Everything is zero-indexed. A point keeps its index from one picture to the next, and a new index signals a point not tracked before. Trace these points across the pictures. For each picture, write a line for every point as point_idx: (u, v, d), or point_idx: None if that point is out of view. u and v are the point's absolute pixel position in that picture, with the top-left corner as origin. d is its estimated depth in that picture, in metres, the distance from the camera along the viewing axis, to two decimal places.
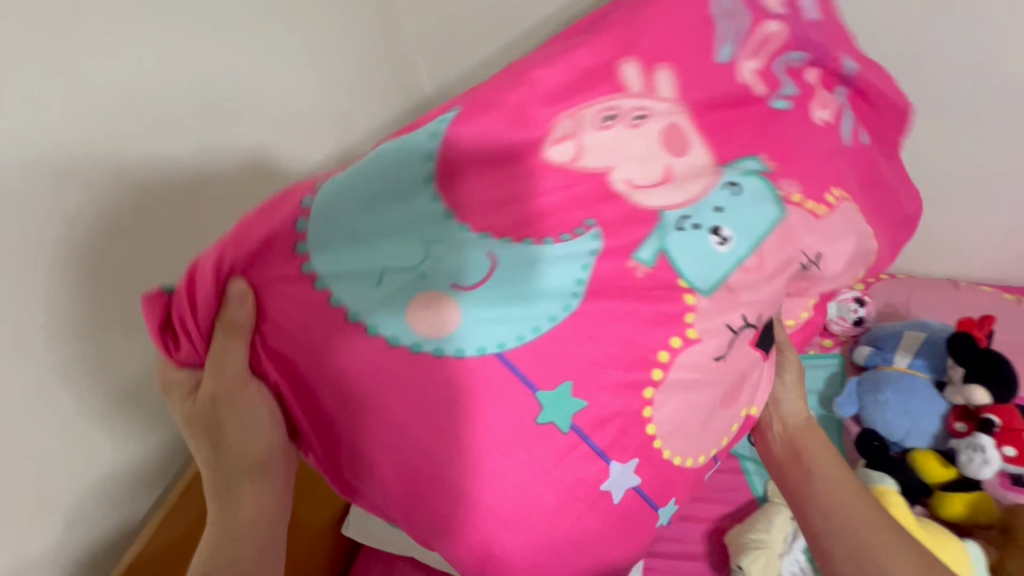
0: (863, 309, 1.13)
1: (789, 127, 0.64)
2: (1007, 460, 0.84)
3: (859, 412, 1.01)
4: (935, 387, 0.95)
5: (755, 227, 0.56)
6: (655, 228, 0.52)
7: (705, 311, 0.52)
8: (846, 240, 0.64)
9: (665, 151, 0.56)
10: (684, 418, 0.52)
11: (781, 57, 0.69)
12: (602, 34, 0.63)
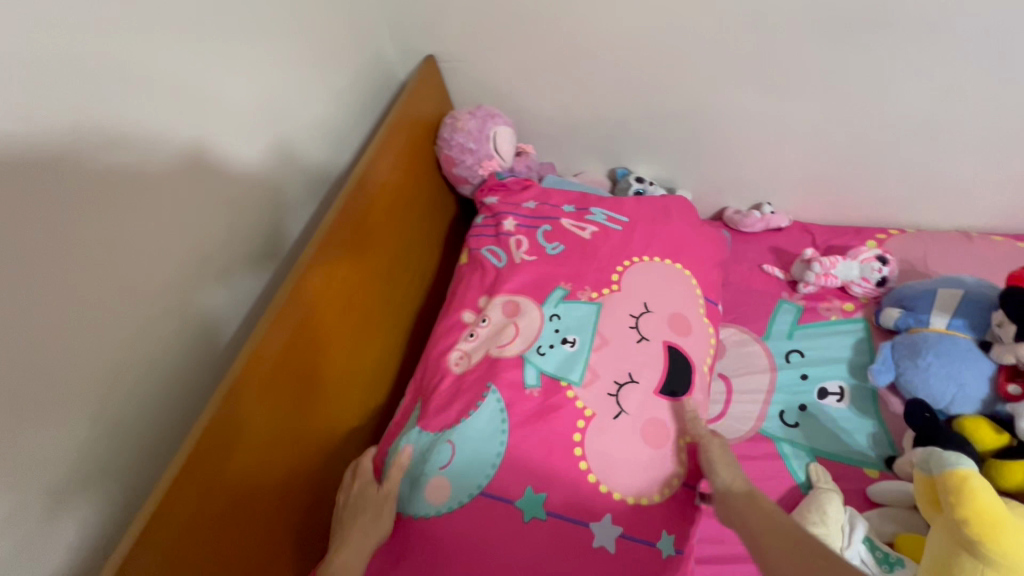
0: (887, 267, 1.05)
1: (579, 256, 0.90)
2: None
3: (896, 379, 0.93)
4: (978, 347, 0.89)
5: (586, 326, 0.81)
6: (532, 366, 0.78)
7: (585, 396, 0.75)
8: (668, 290, 0.87)
9: (510, 328, 0.84)
10: (615, 456, 0.72)
11: (550, 219, 0.97)
12: (473, 272, 0.95)
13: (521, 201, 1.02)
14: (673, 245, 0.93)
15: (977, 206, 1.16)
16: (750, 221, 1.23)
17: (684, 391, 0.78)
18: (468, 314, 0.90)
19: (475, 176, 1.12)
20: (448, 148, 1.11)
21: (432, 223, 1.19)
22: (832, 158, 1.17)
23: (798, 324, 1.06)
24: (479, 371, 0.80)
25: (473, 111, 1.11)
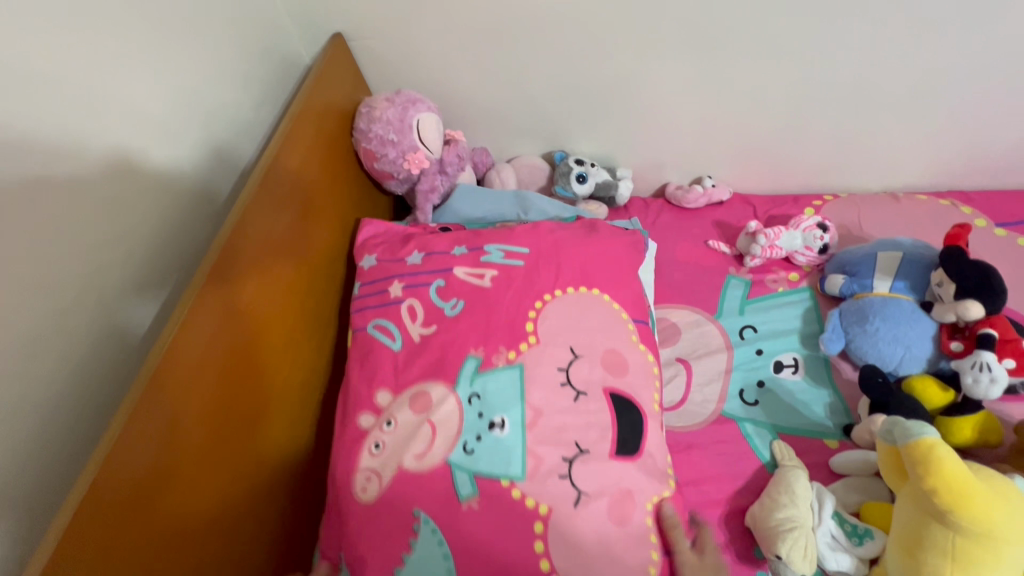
0: (827, 234, 1.04)
1: (485, 312, 0.80)
2: (1009, 372, 0.79)
3: (845, 346, 0.93)
4: (920, 309, 0.89)
5: (512, 400, 0.73)
6: (466, 479, 0.68)
7: (534, 492, 0.67)
8: (585, 325, 0.79)
9: (425, 427, 0.72)
10: (588, 553, 0.65)
11: (441, 270, 0.86)
12: (370, 356, 0.81)
13: (403, 254, 0.90)
14: (585, 266, 0.86)
15: (901, 166, 1.19)
16: (692, 196, 1.20)
17: (633, 454, 0.72)
18: (366, 416, 0.76)
19: (400, 170, 1.00)
20: (366, 141, 0.99)
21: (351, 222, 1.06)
22: (769, 126, 1.15)
23: (747, 299, 1.05)
24: (394, 491, 0.69)
25: (392, 96, 0.98)
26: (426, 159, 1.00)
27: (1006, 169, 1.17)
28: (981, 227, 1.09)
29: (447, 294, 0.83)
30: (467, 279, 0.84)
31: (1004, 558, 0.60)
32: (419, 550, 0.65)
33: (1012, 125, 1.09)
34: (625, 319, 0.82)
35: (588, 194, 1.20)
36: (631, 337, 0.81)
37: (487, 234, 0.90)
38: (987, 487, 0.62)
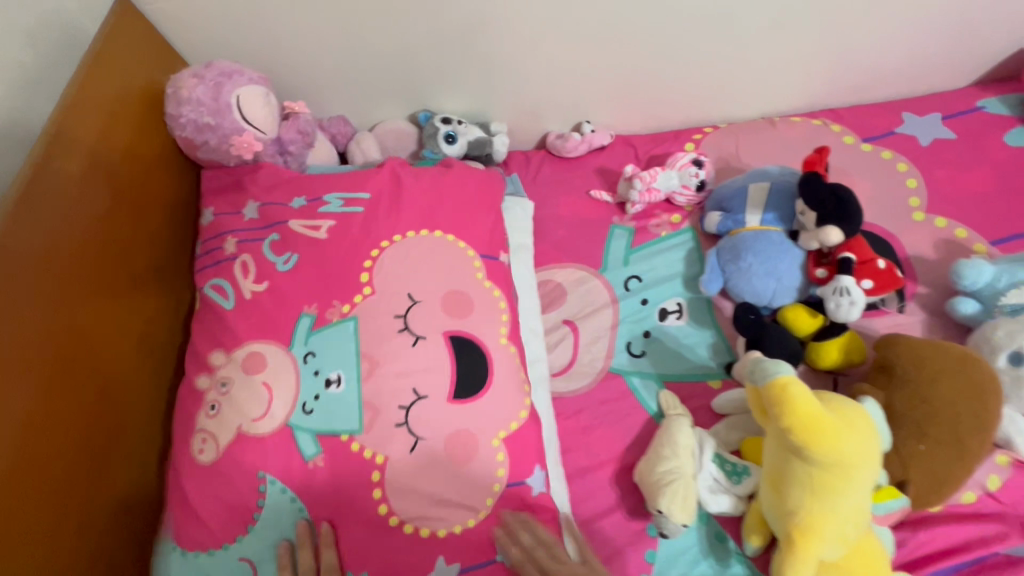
0: (702, 170, 1.01)
1: (314, 265, 0.74)
2: (866, 293, 0.80)
3: (724, 285, 0.92)
4: (789, 239, 0.89)
5: (348, 355, 0.66)
6: (307, 438, 0.62)
7: (367, 438, 0.62)
8: (434, 264, 0.73)
9: (261, 391, 0.65)
10: (422, 490, 0.62)
11: (276, 225, 0.80)
12: (204, 322, 0.75)
13: (241, 207, 0.84)
14: (427, 205, 0.81)
15: (773, 88, 1.17)
16: (570, 144, 1.14)
17: (482, 386, 0.67)
18: (202, 377, 0.71)
19: (231, 158, 0.86)
20: (179, 129, 0.84)
21: (180, 213, 0.92)
22: (637, 58, 1.09)
23: (630, 247, 1.02)
24: (236, 458, 0.63)
25: (200, 72, 0.84)
26: (259, 141, 0.87)
27: (869, 82, 1.17)
28: (849, 145, 1.09)
29: (291, 245, 0.77)
30: (308, 230, 0.78)
31: (852, 484, 0.62)
32: (269, 507, 0.62)
33: (868, 35, 1.09)
34: (472, 258, 0.76)
35: (462, 155, 1.11)
36: (483, 281, 0.75)
37: (331, 184, 0.84)
38: (836, 418, 0.63)
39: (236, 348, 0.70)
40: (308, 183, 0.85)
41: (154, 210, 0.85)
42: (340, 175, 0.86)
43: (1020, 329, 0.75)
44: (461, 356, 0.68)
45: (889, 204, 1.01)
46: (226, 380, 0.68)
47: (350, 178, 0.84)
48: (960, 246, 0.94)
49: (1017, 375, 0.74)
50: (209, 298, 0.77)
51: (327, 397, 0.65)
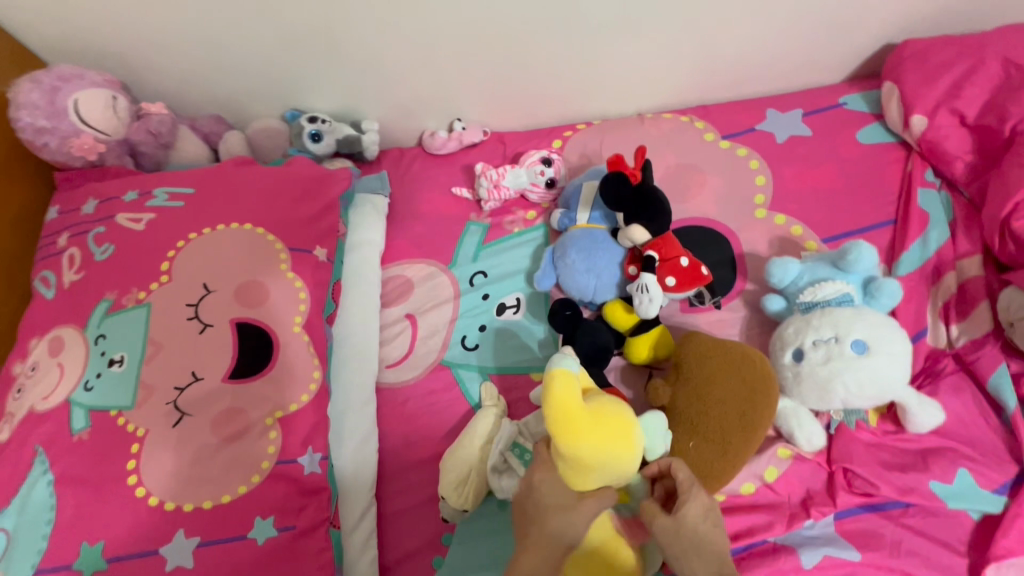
0: (550, 168, 1.04)
1: (125, 256, 0.78)
2: (670, 291, 0.83)
3: (558, 281, 0.95)
4: (612, 236, 0.91)
5: (134, 338, 0.70)
6: (81, 412, 0.67)
7: (135, 417, 0.66)
8: (235, 255, 0.77)
9: (54, 369, 0.71)
10: (177, 464, 0.64)
11: (104, 219, 0.83)
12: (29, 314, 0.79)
13: (80, 204, 0.88)
14: (246, 203, 0.84)
15: (645, 84, 1.16)
16: (438, 142, 1.16)
17: (262, 369, 0.71)
18: (16, 363, 0.75)
19: (73, 158, 0.93)
20: (20, 132, 0.89)
21: (34, 208, 0.96)
22: (498, 57, 1.09)
23: (482, 243, 1.04)
24: (23, 441, 0.68)
25: (38, 77, 0.88)
26: (101, 141, 0.93)
27: (741, 76, 1.16)
28: (708, 141, 1.10)
29: (110, 236, 0.81)
30: (127, 222, 0.82)
31: (588, 478, 0.64)
32: (31, 482, 0.65)
33: (733, 31, 1.07)
34: (279, 249, 0.81)
35: (331, 153, 1.14)
36: (286, 273, 0.79)
37: (162, 181, 0.88)
38: (593, 413, 0.64)
39: (44, 332, 0.75)
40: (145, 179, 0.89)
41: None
42: (175, 174, 0.89)
43: (805, 326, 0.76)
44: (245, 342, 0.72)
45: (736, 200, 1.02)
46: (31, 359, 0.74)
47: (183, 175, 0.89)
48: (793, 243, 0.95)
49: (797, 371, 0.75)
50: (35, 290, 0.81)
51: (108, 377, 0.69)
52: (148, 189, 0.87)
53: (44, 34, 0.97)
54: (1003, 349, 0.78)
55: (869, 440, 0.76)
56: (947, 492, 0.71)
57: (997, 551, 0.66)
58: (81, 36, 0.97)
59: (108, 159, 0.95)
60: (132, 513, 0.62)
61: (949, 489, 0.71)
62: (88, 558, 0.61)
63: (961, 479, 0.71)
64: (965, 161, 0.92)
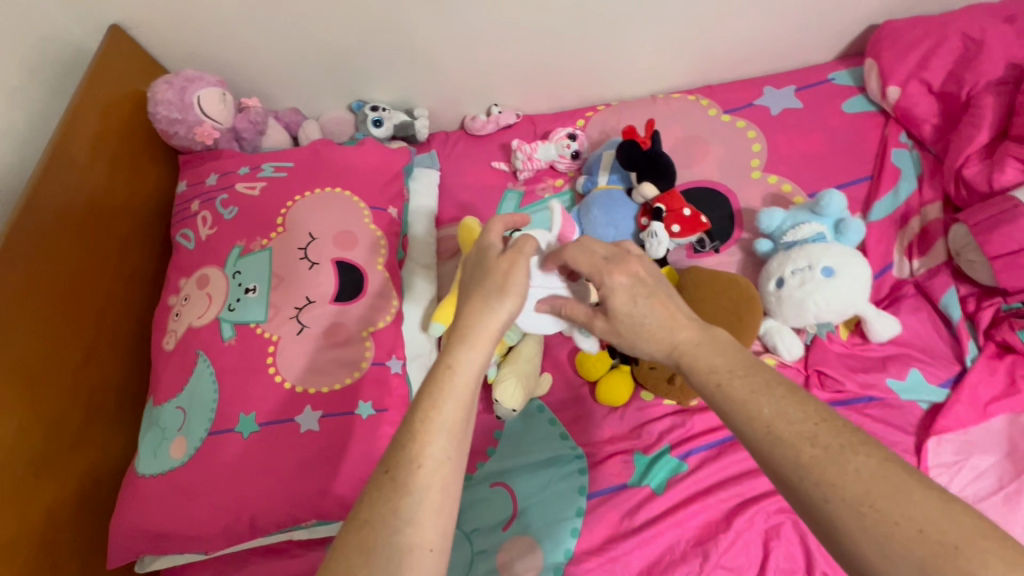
0: (575, 143, 1.24)
1: (248, 214, 1.01)
2: (675, 236, 1.02)
3: (583, 235, 1.14)
4: (628, 195, 1.10)
5: (262, 273, 0.93)
6: (230, 326, 0.90)
7: (270, 328, 0.89)
8: (330, 213, 1.00)
9: (205, 297, 0.94)
10: (303, 363, 0.87)
11: (226, 187, 1.07)
12: (175, 261, 1.03)
13: (205, 178, 1.11)
14: (334, 174, 1.06)
15: (657, 68, 1.34)
16: (479, 124, 1.37)
17: (357, 295, 0.94)
18: (172, 296, 0.99)
19: (196, 145, 1.17)
20: (157, 123, 1.14)
21: (163, 183, 1.21)
22: (531, 52, 1.28)
23: (518, 207, 1.24)
24: (186, 349, 0.91)
25: (170, 79, 1.12)
26: (216, 130, 1.17)
27: (743, 59, 1.32)
28: (712, 116, 1.27)
29: (234, 200, 1.04)
30: (244, 189, 1.05)
31: None
32: (197, 376, 0.88)
33: (736, 18, 1.22)
34: (362, 208, 1.03)
35: (389, 136, 1.35)
36: (369, 225, 1.01)
37: (266, 158, 1.11)
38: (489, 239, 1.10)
39: (193, 273, 0.98)
40: (251, 157, 1.12)
41: (138, 182, 1.14)
42: (274, 152, 1.12)
43: (785, 259, 0.94)
44: (344, 275, 0.94)
45: (735, 165, 1.19)
46: (184, 291, 0.97)
47: (282, 153, 1.11)
48: (783, 198, 1.12)
49: (779, 295, 0.93)
50: (178, 243, 1.05)
51: (246, 301, 0.92)
52: (256, 165, 1.10)
53: (168, 48, 1.20)
54: (954, 276, 0.94)
55: (839, 349, 0.93)
56: (901, 387, 0.88)
57: (938, 427, 0.83)
58: (196, 48, 1.20)
59: (221, 145, 1.18)
60: (273, 396, 0.85)
61: (902, 385, 0.88)
62: (246, 427, 0.84)
63: (912, 376, 0.88)
64: (931, 124, 1.07)
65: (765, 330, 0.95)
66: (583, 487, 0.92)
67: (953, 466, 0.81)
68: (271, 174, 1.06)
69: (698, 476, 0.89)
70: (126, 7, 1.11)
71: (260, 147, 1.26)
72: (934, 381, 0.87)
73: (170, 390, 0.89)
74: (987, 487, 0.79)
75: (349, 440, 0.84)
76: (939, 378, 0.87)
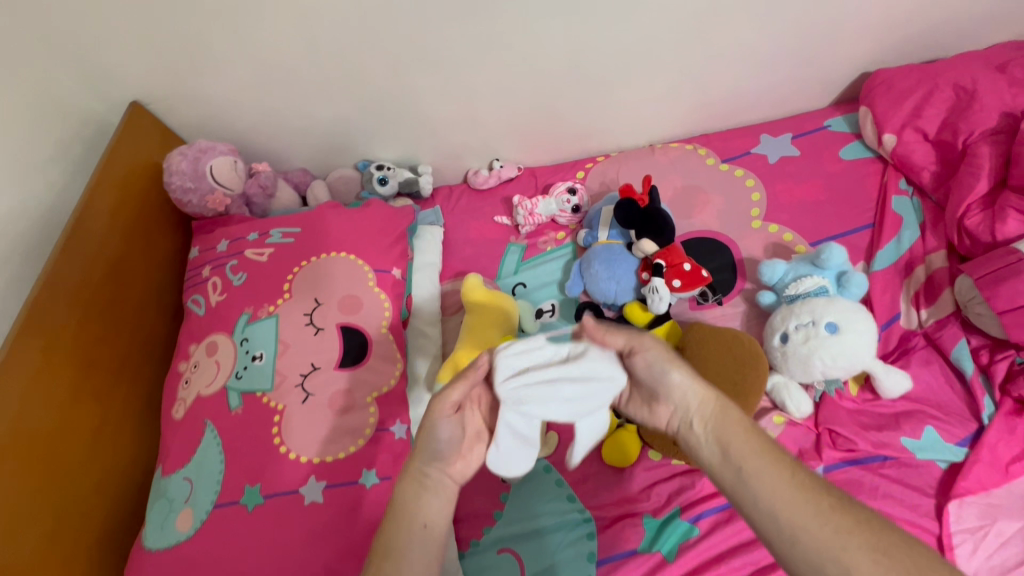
0: (575, 197, 1.26)
1: (256, 280, 1.04)
2: (676, 291, 1.02)
3: (585, 289, 1.15)
4: (628, 250, 1.11)
5: (269, 340, 0.95)
6: (237, 396, 0.91)
7: (276, 397, 0.90)
8: (335, 278, 1.02)
9: (213, 366, 0.96)
10: (308, 433, 0.88)
11: (236, 253, 1.10)
12: (186, 327, 1.06)
13: (216, 244, 1.15)
14: (339, 237, 1.09)
15: (654, 120, 1.36)
16: (481, 178, 1.40)
17: (361, 360, 0.95)
18: (181, 363, 1.01)
19: (208, 211, 1.22)
20: (172, 192, 1.19)
21: (176, 247, 1.25)
22: (531, 110, 1.31)
23: (521, 261, 1.26)
24: (194, 417, 0.93)
25: (184, 151, 1.18)
26: (228, 197, 1.22)
27: (738, 109, 1.35)
28: (710, 165, 1.29)
29: (244, 266, 1.07)
30: (253, 256, 1.08)
31: (490, 326, 1.07)
32: (204, 446, 0.89)
33: (729, 71, 1.26)
34: (367, 270, 1.05)
35: (394, 194, 1.39)
36: (373, 288, 1.03)
37: (274, 223, 1.14)
38: (493, 295, 1.10)
39: (203, 339, 1.01)
40: (260, 223, 1.16)
41: (151, 249, 1.18)
42: (282, 217, 1.15)
43: (789, 314, 0.93)
44: (349, 341, 0.96)
45: (734, 214, 1.20)
46: (193, 361, 0.99)
47: (290, 217, 1.15)
48: (783, 247, 1.13)
49: (784, 351, 0.92)
50: (189, 309, 1.08)
51: (253, 369, 0.93)
52: (264, 231, 1.13)
53: (183, 119, 1.26)
54: (964, 328, 0.92)
55: (850, 407, 0.91)
56: (916, 446, 0.85)
57: (958, 490, 0.80)
58: (210, 119, 1.26)
59: (232, 210, 1.23)
60: (278, 466, 0.85)
61: (917, 444, 0.85)
62: (251, 499, 0.84)
63: (928, 435, 0.86)
64: (929, 171, 1.07)
65: (772, 386, 0.93)
66: (593, 554, 0.89)
67: (979, 534, 0.77)
68: (279, 239, 1.10)
69: (711, 542, 0.87)
70: (144, 85, 1.18)
71: (269, 211, 1.31)
72: (950, 439, 0.85)
73: (177, 460, 0.89)
74: (1015, 555, 0.75)
75: (354, 511, 0.84)
76: (955, 435, 0.85)
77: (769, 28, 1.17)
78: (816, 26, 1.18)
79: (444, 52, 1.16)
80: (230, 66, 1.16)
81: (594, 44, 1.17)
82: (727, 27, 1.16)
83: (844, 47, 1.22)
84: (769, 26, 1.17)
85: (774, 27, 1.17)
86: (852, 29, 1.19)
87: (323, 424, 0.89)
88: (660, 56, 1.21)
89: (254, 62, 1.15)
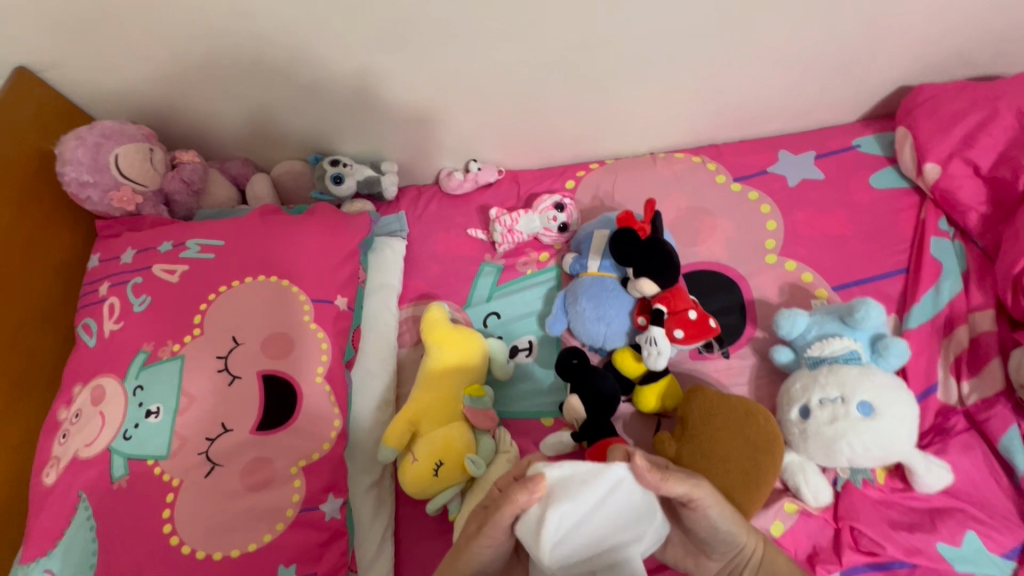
0: (563, 214, 1.07)
1: (161, 307, 0.83)
2: (677, 343, 0.84)
3: (569, 326, 0.97)
4: (622, 285, 0.93)
5: (168, 390, 0.75)
6: (122, 462, 0.72)
7: (171, 467, 0.71)
8: (264, 310, 0.82)
9: (96, 419, 0.76)
10: (210, 516, 0.69)
11: (140, 268, 0.88)
12: (73, 359, 0.85)
13: (119, 253, 0.93)
14: (272, 255, 0.88)
15: (659, 126, 1.18)
16: (455, 182, 1.20)
17: (287, 419, 0.76)
18: (62, 409, 0.80)
19: (114, 209, 0.99)
20: (65, 185, 0.96)
21: (72, 251, 1.02)
22: (516, 107, 1.11)
23: (496, 284, 1.07)
24: (65, 486, 0.73)
25: (81, 134, 0.94)
26: (138, 193, 0.99)
27: (756, 118, 1.17)
28: (720, 184, 1.11)
29: (147, 285, 0.86)
30: (160, 274, 0.87)
31: (451, 375, 0.88)
32: (74, 528, 0.70)
33: (752, 75, 1.07)
34: (303, 301, 0.85)
35: (351, 195, 1.17)
36: (310, 324, 0.84)
37: (192, 231, 0.92)
38: (459, 332, 0.92)
39: (89, 380, 0.80)
40: (173, 228, 0.94)
41: (34, 255, 0.95)
42: (203, 224, 0.93)
43: (812, 383, 0.77)
44: (273, 395, 0.77)
45: (747, 245, 1.03)
46: (74, 411, 0.78)
47: (213, 224, 0.93)
48: (801, 289, 0.96)
49: (803, 428, 0.76)
50: (78, 337, 0.87)
51: (144, 429, 0.73)
52: (178, 240, 0.91)
53: (86, 91, 1.02)
54: (1015, 410, 0.78)
55: (876, 497, 0.76)
56: (955, 555, 0.71)
57: None
58: (121, 93, 1.03)
59: (145, 209, 1.01)
60: (168, 561, 0.67)
61: (957, 553, 0.71)
62: None
63: (969, 542, 0.71)
64: (978, 212, 0.92)
65: (785, 467, 0.78)
66: None
67: None
68: (196, 252, 0.89)
69: None
70: (29, 46, 0.93)
71: (194, 210, 1.09)
72: (995, 550, 0.71)
73: (43, 542, 0.70)
74: None
75: None
76: (1000, 545, 0.71)
77: (801, 28, 0.99)
78: (857, 28, 1.00)
79: (414, 30, 0.95)
80: (141, 31, 0.93)
81: (597, 31, 0.97)
82: (753, 24, 0.98)
83: (883, 56, 1.05)
84: (803, 25, 0.99)
85: (809, 26, 0.99)
86: (895, 35, 1.01)
87: (231, 505, 0.70)
88: (672, 52, 1.01)
89: (172, 28, 0.92)
